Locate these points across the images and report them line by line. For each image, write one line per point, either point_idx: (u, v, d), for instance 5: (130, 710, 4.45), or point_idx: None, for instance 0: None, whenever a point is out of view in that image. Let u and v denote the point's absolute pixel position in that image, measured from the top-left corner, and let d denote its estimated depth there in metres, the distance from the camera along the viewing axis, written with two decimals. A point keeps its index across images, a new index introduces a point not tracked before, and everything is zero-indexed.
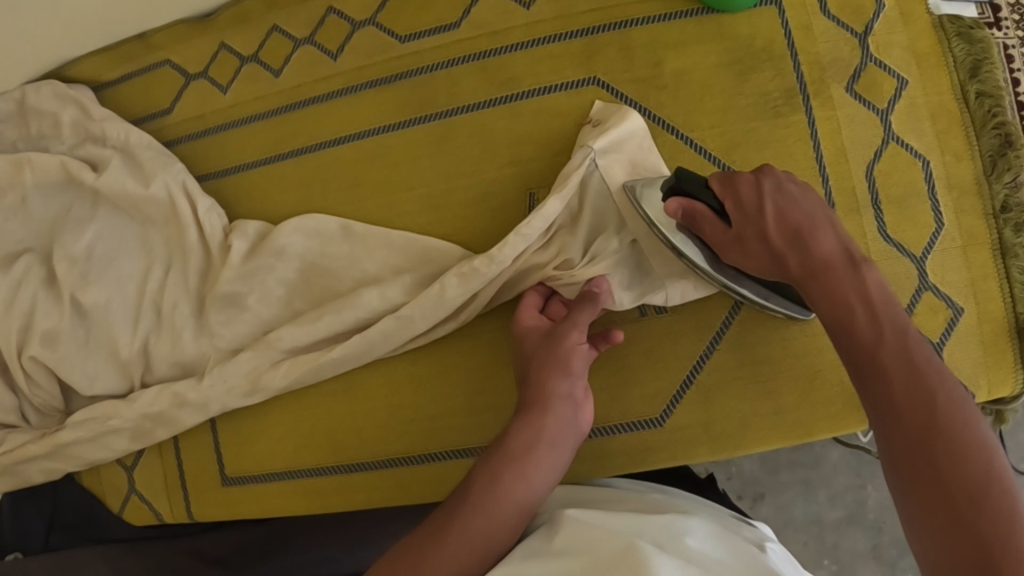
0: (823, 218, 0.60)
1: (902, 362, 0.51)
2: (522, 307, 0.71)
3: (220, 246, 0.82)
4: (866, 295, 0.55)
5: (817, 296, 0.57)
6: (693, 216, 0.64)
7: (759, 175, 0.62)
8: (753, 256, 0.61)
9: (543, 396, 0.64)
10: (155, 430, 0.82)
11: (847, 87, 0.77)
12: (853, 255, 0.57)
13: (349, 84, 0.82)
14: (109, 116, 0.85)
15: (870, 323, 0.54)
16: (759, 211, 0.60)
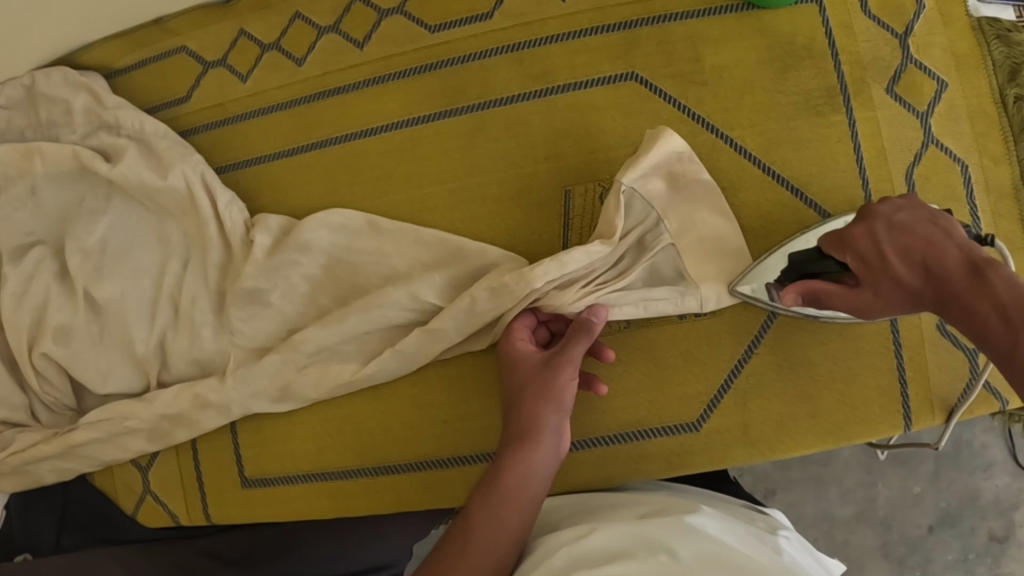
0: (941, 236, 0.58)
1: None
2: (507, 335, 0.69)
3: (242, 241, 0.78)
4: (994, 298, 0.52)
5: (956, 318, 0.55)
6: (815, 296, 0.64)
7: (869, 222, 0.62)
8: (897, 301, 0.60)
9: (529, 434, 0.62)
10: (173, 430, 0.79)
11: (887, 88, 0.75)
12: (978, 263, 0.55)
13: (377, 74, 0.79)
14: (123, 104, 0.82)
15: (1005, 325, 0.51)
16: (881, 257, 0.60)
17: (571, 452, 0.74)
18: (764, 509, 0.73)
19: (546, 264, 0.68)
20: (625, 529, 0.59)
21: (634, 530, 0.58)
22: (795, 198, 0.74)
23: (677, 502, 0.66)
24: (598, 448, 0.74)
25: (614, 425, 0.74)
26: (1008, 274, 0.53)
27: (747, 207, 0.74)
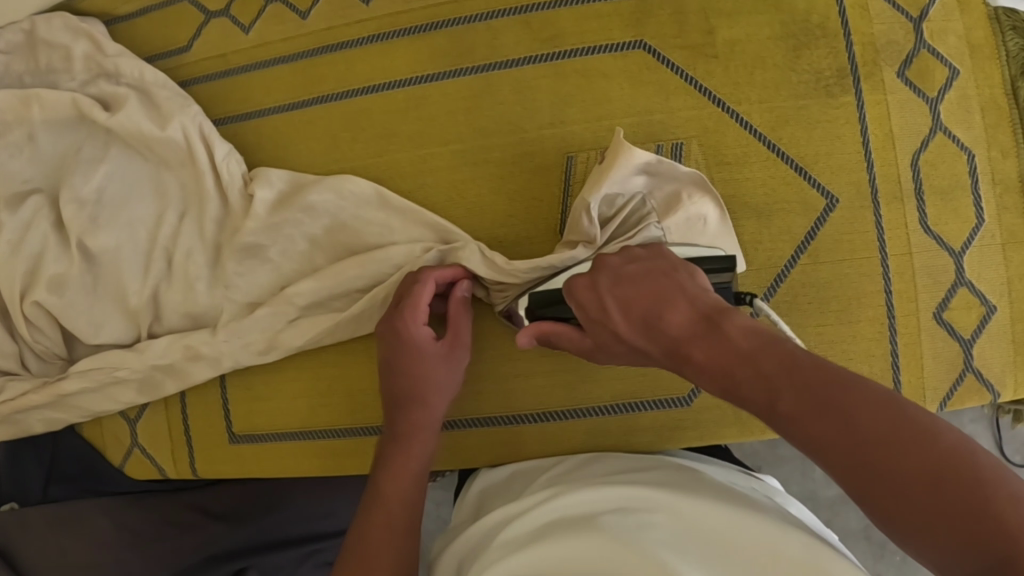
0: (674, 290, 0.55)
1: (801, 388, 0.44)
2: (408, 315, 0.66)
3: (240, 194, 0.78)
4: (732, 347, 0.48)
5: (693, 374, 0.51)
6: (546, 338, 0.63)
7: (594, 274, 0.58)
8: (620, 351, 0.58)
9: (424, 425, 0.65)
10: (164, 383, 0.79)
11: (898, 72, 0.75)
12: (709, 312, 0.52)
13: (382, 31, 0.78)
14: (122, 52, 0.81)
15: (753, 373, 0.46)
16: (603, 310, 0.57)
17: (562, 421, 0.74)
18: (760, 474, 0.74)
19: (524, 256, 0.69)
20: (601, 496, 0.60)
21: (613, 499, 0.59)
22: (800, 177, 0.74)
23: (664, 467, 0.66)
24: (590, 417, 0.74)
25: (605, 394, 0.74)
26: (738, 324, 0.50)
27: (751, 183, 0.74)
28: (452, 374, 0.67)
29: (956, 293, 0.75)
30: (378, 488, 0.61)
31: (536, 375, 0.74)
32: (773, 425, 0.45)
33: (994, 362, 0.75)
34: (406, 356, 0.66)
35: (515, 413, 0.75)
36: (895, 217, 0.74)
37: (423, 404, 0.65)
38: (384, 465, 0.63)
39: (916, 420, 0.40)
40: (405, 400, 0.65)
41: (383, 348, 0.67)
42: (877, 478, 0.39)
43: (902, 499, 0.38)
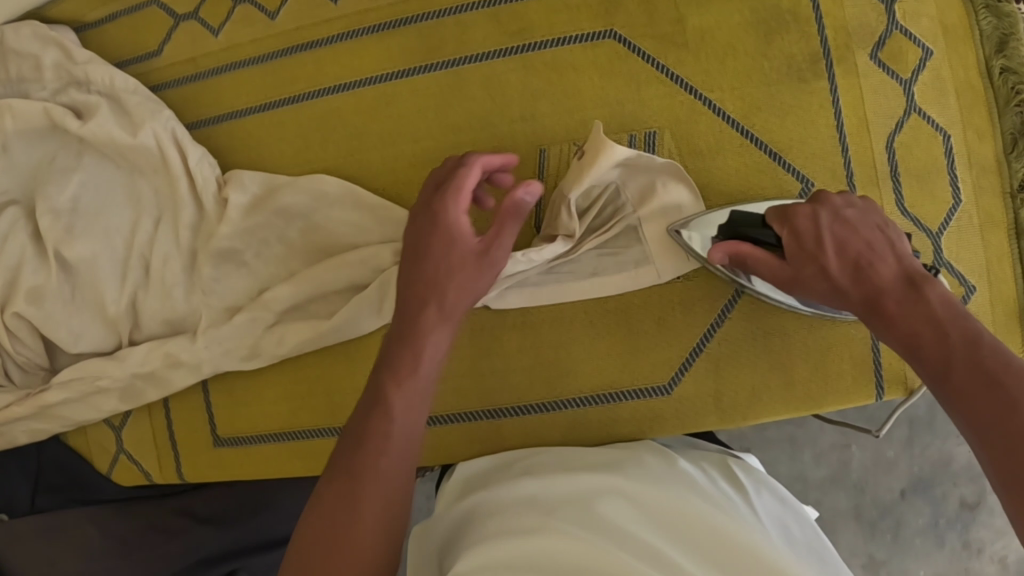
0: (881, 245, 0.58)
1: (979, 366, 0.46)
2: (445, 197, 0.61)
3: (214, 199, 0.78)
4: (930, 314, 0.51)
5: (882, 328, 0.53)
6: (741, 260, 0.64)
7: (816, 207, 0.61)
8: (814, 292, 0.59)
9: (439, 319, 0.58)
10: (146, 390, 0.79)
11: (871, 54, 0.74)
12: (913, 276, 0.54)
13: (351, 29, 0.77)
14: (92, 59, 0.80)
15: (938, 336, 0.49)
16: (818, 242, 0.59)
17: (543, 414, 0.74)
18: (742, 457, 0.73)
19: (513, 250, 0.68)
20: (560, 482, 0.61)
21: (571, 485, 0.60)
22: (774, 163, 0.74)
23: (626, 454, 0.67)
24: (570, 410, 0.74)
25: (584, 387, 0.73)
26: (941, 293, 0.52)
27: (725, 170, 0.74)
28: (483, 274, 0.60)
29: (934, 274, 0.74)
30: (385, 392, 0.54)
31: (515, 369, 0.74)
32: (939, 393, 0.48)
33: None
34: (436, 238, 0.60)
35: (496, 407, 0.75)
36: (871, 199, 0.74)
37: (443, 295, 0.59)
38: (395, 366, 0.56)
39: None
40: (426, 283, 0.59)
41: (416, 231, 0.62)
42: (1012, 454, 0.41)
43: (1017, 467, 0.41)
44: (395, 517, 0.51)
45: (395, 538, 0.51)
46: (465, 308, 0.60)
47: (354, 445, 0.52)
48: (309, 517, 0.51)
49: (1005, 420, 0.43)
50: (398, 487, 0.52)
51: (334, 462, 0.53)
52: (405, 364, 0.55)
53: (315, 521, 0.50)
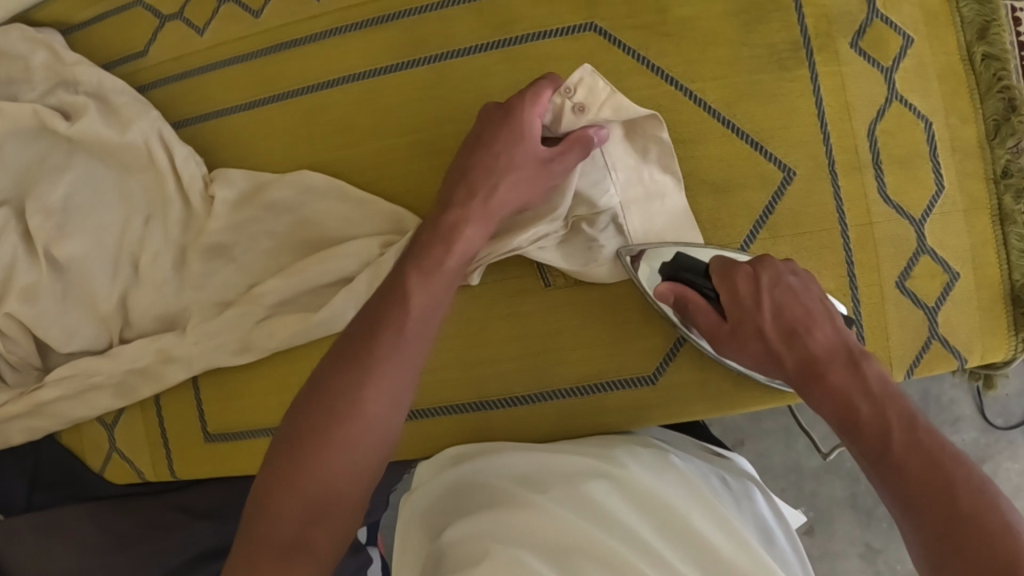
0: (822, 316, 0.63)
1: (916, 448, 0.50)
2: (526, 103, 0.65)
3: (202, 197, 0.79)
4: (865, 387, 0.56)
5: (817, 394, 0.58)
6: (684, 304, 0.69)
7: (757, 269, 0.66)
8: (750, 351, 0.65)
9: (483, 218, 0.64)
10: (140, 387, 0.80)
11: (852, 42, 0.74)
12: (853, 351, 0.59)
13: (335, 26, 0.78)
14: (80, 60, 0.81)
15: (874, 409, 0.54)
16: (756, 302, 0.64)
17: (531, 405, 0.74)
18: (727, 453, 0.72)
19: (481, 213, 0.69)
20: (554, 466, 0.62)
21: (564, 468, 0.61)
22: (756, 152, 0.74)
23: (632, 441, 0.68)
24: (557, 400, 0.74)
25: (571, 376, 0.74)
26: (879, 371, 0.57)
27: (708, 159, 0.74)
28: (539, 179, 0.66)
29: (919, 261, 0.74)
30: (378, 331, 0.56)
31: (504, 359, 0.75)
32: (876, 471, 0.51)
33: (962, 329, 0.75)
34: (501, 136, 0.65)
35: (484, 399, 0.75)
36: (855, 187, 0.74)
37: (491, 193, 0.64)
38: (399, 298, 0.57)
39: (979, 483, 0.47)
40: (483, 173, 0.65)
41: (487, 122, 0.66)
42: (950, 537, 0.45)
43: (939, 538, 0.45)
44: (374, 457, 0.53)
45: (372, 473, 0.53)
46: (506, 209, 0.66)
47: (345, 373, 0.54)
48: (289, 433, 0.53)
49: (937, 498, 0.47)
50: (382, 431, 0.53)
51: (317, 384, 0.54)
52: (403, 303, 0.57)
53: (297, 442, 0.52)
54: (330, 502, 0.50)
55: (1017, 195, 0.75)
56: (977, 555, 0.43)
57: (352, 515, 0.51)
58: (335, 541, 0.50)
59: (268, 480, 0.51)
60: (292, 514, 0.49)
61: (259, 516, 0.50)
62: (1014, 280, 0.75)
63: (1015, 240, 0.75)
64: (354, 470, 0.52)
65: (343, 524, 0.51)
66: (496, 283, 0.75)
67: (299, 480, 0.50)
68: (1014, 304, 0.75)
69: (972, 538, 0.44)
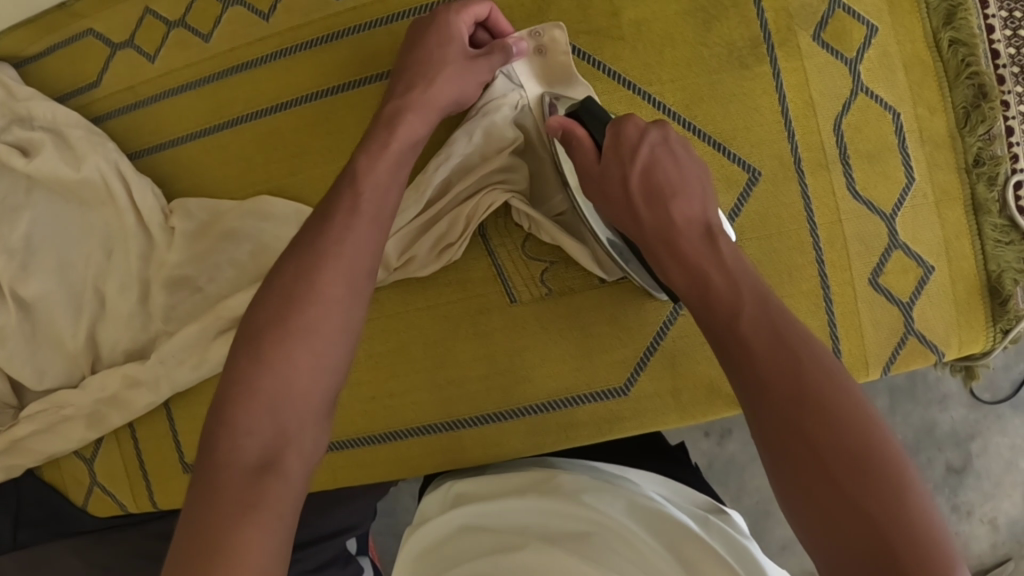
0: (694, 183, 0.59)
1: (768, 326, 0.47)
2: (452, 10, 0.65)
3: (162, 228, 0.78)
4: (718, 259, 0.53)
5: (669, 260, 0.56)
6: (568, 140, 0.64)
7: (649, 124, 0.61)
8: (612, 200, 0.61)
9: (393, 169, 0.59)
10: (110, 416, 0.79)
11: (813, 36, 0.72)
12: (711, 226, 0.56)
13: (284, 46, 0.77)
14: (33, 94, 0.80)
15: (725, 279, 0.52)
16: (631, 153, 0.59)
17: (501, 423, 0.74)
18: (724, 506, 0.67)
19: (435, 162, 0.71)
20: (544, 506, 0.62)
21: (556, 509, 0.61)
22: (719, 154, 0.73)
23: (603, 479, 0.66)
24: (528, 417, 0.73)
25: (541, 392, 0.73)
26: (733, 248, 0.54)
27: None
28: (467, 77, 0.66)
29: (891, 257, 0.73)
30: (316, 263, 0.52)
31: (473, 378, 0.74)
32: (725, 345, 0.48)
33: (938, 324, 0.74)
34: (432, 36, 0.65)
35: (454, 419, 0.74)
36: (821, 184, 0.73)
37: (429, 85, 0.64)
38: (327, 238, 0.54)
39: (831, 366, 0.45)
40: (419, 76, 0.64)
41: (414, 33, 0.66)
42: (805, 433, 0.42)
43: (790, 432, 0.43)
44: (327, 369, 0.50)
45: (330, 385, 0.50)
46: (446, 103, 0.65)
47: (276, 308, 0.51)
48: (230, 375, 0.49)
49: (788, 383, 0.44)
50: (335, 334, 0.51)
51: (250, 327, 0.51)
52: (338, 233, 0.54)
53: (243, 373, 0.48)
54: (291, 422, 0.47)
55: (989, 183, 0.73)
56: (828, 456, 0.41)
57: (315, 428, 0.49)
58: (303, 459, 0.47)
59: (218, 411, 0.47)
60: (261, 430, 0.46)
61: (213, 448, 0.45)
62: (989, 271, 0.74)
63: (989, 231, 0.73)
64: (311, 391, 0.49)
65: (308, 435, 0.48)
66: (462, 301, 0.74)
67: (242, 419, 0.46)
68: (990, 294, 0.74)
69: (815, 426, 0.42)
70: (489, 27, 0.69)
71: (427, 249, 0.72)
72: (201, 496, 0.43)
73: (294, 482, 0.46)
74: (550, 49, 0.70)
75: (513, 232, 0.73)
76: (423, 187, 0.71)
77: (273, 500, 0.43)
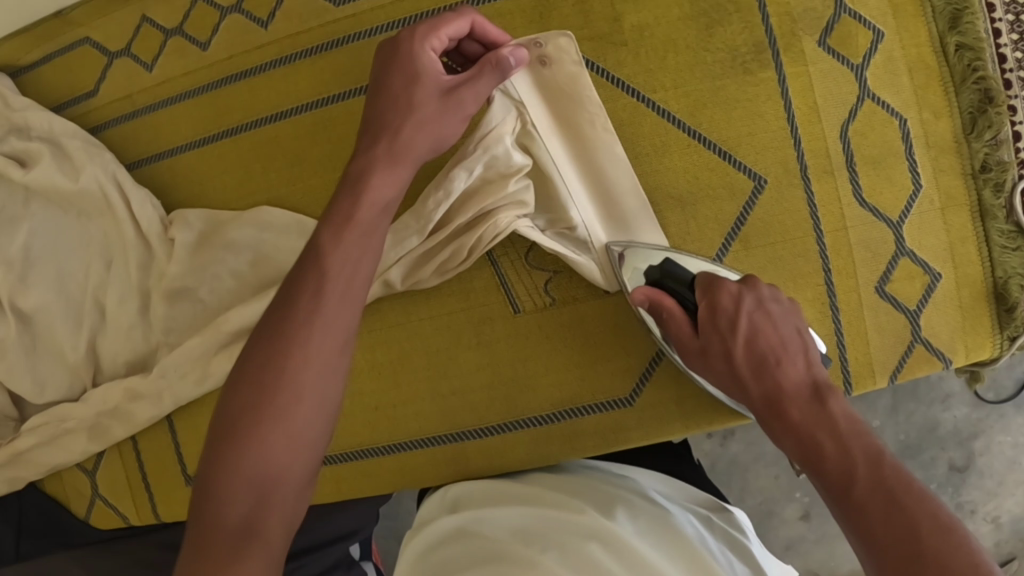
0: (795, 349, 0.59)
1: (881, 484, 0.46)
2: (415, 38, 0.58)
3: (161, 238, 0.77)
4: (830, 425, 0.51)
5: (782, 431, 0.54)
6: (659, 310, 0.66)
7: (744, 289, 0.63)
8: (714, 368, 0.62)
9: (363, 237, 0.55)
10: (113, 428, 0.79)
11: (818, 41, 0.71)
12: (818, 387, 0.55)
13: (283, 54, 0.76)
14: (30, 105, 0.80)
15: (836, 442, 0.50)
16: (732, 322, 0.61)
17: (506, 433, 0.73)
18: (726, 503, 0.67)
19: (433, 196, 0.69)
20: (543, 518, 0.61)
21: (555, 522, 0.60)
22: (724, 161, 0.72)
23: (602, 489, 0.66)
24: (533, 428, 0.73)
25: (546, 403, 0.73)
26: (844, 407, 0.53)
27: (673, 172, 0.72)
28: (444, 114, 0.59)
29: (898, 264, 0.72)
30: (288, 343, 0.50)
31: (478, 390, 0.73)
32: (841, 508, 0.47)
33: (945, 331, 0.73)
34: (396, 73, 0.59)
35: (459, 430, 0.74)
36: (827, 191, 0.72)
37: (396, 134, 0.58)
38: (302, 292, 0.52)
39: (949, 522, 0.43)
40: (388, 120, 0.59)
41: (381, 67, 0.60)
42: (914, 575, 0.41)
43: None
44: (304, 446, 0.50)
45: (313, 445, 0.50)
46: (423, 147, 0.59)
47: (259, 365, 0.50)
48: (217, 432, 0.49)
49: (903, 539, 0.42)
50: (319, 389, 0.50)
51: (226, 406, 0.50)
52: (308, 313, 0.51)
53: (221, 455, 0.48)
54: (272, 488, 0.48)
55: (996, 189, 0.72)
56: None
57: (293, 503, 0.49)
58: (284, 521, 0.48)
59: (202, 486, 0.48)
60: (241, 497, 0.47)
61: (200, 518, 0.47)
62: (996, 277, 0.73)
63: (996, 237, 0.73)
64: (293, 454, 0.49)
65: (286, 511, 0.48)
66: (465, 312, 0.73)
67: (225, 485, 0.47)
68: (997, 300, 0.73)
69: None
70: (479, 38, 0.63)
71: (431, 271, 0.71)
72: (188, 561, 0.45)
73: (274, 548, 0.47)
74: (555, 59, 0.70)
75: (517, 242, 0.73)
76: (422, 221, 0.69)
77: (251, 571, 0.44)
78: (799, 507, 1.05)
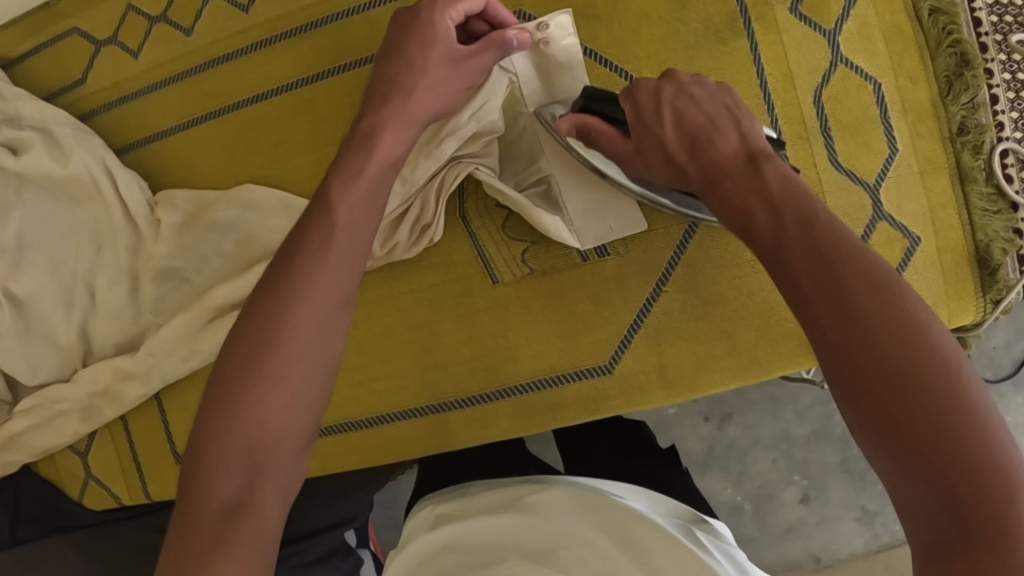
0: (726, 122, 0.54)
1: (816, 249, 0.42)
2: (437, 5, 0.59)
3: (148, 221, 0.79)
4: (763, 191, 0.48)
5: (715, 202, 0.50)
6: (586, 133, 0.63)
7: (662, 81, 0.58)
8: (653, 166, 0.58)
9: (371, 195, 0.54)
10: (104, 408, 0.80)
11: (790, 8, 0.72)
12: (751, 154, 0.51)
13: (264, 37, 0.77)
14: (20, 94, 0.82)
15: (768, 213, 0.46)
16: (655, 112, 0.56)
17: (487, 405, 0.74)
18: (704, 516, 0.67)
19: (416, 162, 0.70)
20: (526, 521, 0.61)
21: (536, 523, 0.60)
22: None
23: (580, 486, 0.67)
24: (513, 398, 0.73)
25: (526, 372, 0.73)
26: (779, 169, 0.49)
27: None
28: (450, 83, 0.61)
29: (875, 228, 0.72)
30: (286, 300, 0.48)
31: (459, 361, 0.74)
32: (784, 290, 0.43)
33: (926, 296, 0.73)
34: (413, 36, 0.59)
35: (440, 401, 0.75)
36: (803, 156, 0.72)
37: (409, 96, 0.59)
38: (309, 245, 0.50)
39: (913, 312, 0.39)
40: (394, 81, 0.59)
41: (395, 30, 0.61)
42: (885, 406, 0.37)
43: (873, 395, 0.37)
44: (301, 411, 0.47)
45: (311, 414, 0.47)
46: (423, 114, 0.60)
47: (259, 323, 0.47)
48: (210, 396, 0.46)
49: (866, 340, 0.38)
50: (321, 349, 0.48)
51: (221, 373, 0.47)
52: (311, 270, 0.49)
53: (212, 420, 0.45)
54: (267, 456, 0.45)
55: (975, 151, 0.73)
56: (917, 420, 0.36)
57: (291, 470, 0.46)
58: (281, 494, 0.45)
59: (192, 455, 0.45)
60: (233, 466, 0.44)
61: (190, 490, 0.44)
62: (976, 242, 0.73)
63: (976, 200, 0.73)
64: (292, 416, 0.46)
65: (281, 479, 0.45)
66: (445, 284, 0.74)
67: (215, 449, 0.44)
68: (979, 264, 0.73)
69: (915, 400, 0.36)
70: (488, 18, 0.64)
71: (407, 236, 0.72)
72: (177, 537, 0.42)
73: (270, 520, 0.44)
74: (555, 40, 0.68)
75: (494, 212, 0.73)
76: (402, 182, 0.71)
77: (248, 539, 0.42)
78: (797, 490, 1.03)
